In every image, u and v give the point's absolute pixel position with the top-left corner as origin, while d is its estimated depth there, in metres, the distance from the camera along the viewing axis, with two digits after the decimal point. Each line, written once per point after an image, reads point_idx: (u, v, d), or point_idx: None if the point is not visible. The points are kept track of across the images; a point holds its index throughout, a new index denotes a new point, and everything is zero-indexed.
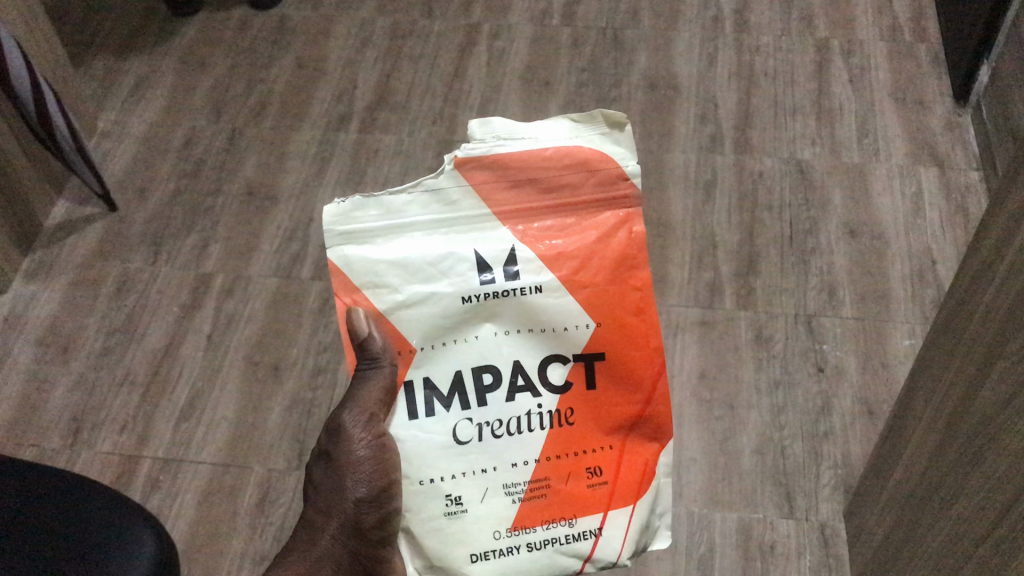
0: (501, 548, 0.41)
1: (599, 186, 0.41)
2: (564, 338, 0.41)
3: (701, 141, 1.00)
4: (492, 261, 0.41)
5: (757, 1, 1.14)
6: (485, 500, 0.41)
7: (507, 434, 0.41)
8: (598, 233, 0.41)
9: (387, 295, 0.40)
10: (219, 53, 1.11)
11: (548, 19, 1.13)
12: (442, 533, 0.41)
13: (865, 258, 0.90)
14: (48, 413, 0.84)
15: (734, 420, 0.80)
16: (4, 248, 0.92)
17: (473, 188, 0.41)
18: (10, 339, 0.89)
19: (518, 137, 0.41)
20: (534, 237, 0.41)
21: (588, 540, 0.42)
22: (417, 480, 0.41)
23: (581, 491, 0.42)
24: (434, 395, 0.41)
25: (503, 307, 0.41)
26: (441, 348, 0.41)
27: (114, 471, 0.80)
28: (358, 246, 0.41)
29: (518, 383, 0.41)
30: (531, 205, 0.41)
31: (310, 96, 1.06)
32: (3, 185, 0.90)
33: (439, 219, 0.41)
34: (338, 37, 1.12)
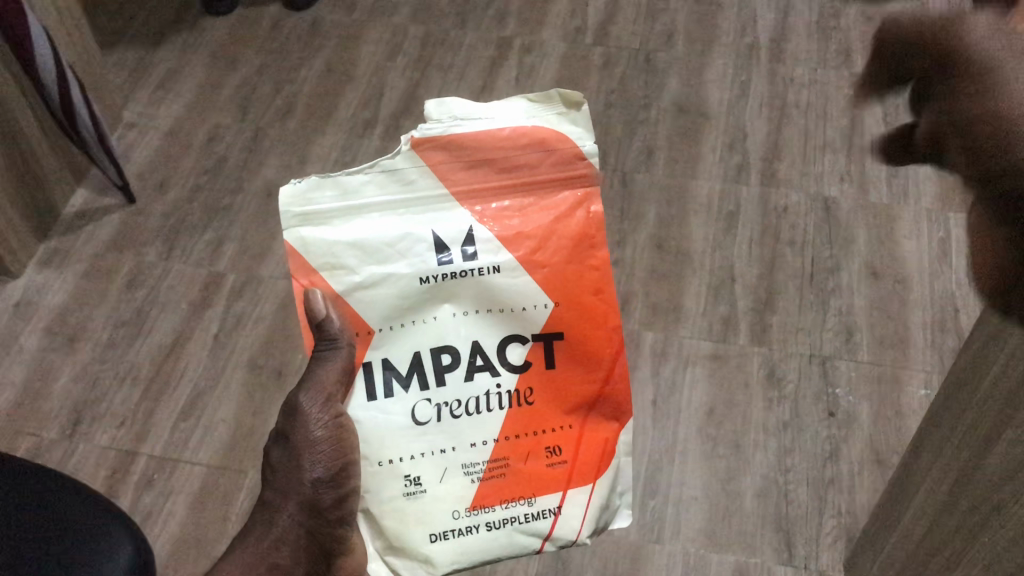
0: (461, 529, 0.41)
1: (555, 166, 0.41)
2: (523, 318, 0.41)
3: (727, 170, 0.98)
4: (450, 240, 0.41)
5: (794, 31, 1.12)
6: (443, 481, 0.40)
7: (467, 414, 0.41)
8: (556, 213, 0.41)
9: (343, 276, 0.40)
10: (250, 51, 1.11)
11: (582, 37, 1.12)
12: (403, 514, 0.40)
13: (887, 301, 0.88)
14: (50, 403, 0.84)
15: (739, 460, 0.78)
16: (20, 234, 0.92)
17: (429, 169, 0.41)
18: (20, 326, 0.89)
19: (472, 116, 0.41)
20: (493, 219, 0.41)
21: (547, 520, 0.41)
22: (376, 461, 0.40)
23: (541, 470, 0.41)
24: (392, 373, 0.41)
25: (459, 288, 0.41)
26: (401, 330, 0.41)
27: (110, 466, 0.80)
28: (316, 223, 0.40)
29: (477, 363, 0.41)
30: (489, 183, 0.41)
31: (337, 100, 1.05)
32: (22, 172, 0.90)
33: (398, 198, 0.40)
34: (369, 42, 1.12)
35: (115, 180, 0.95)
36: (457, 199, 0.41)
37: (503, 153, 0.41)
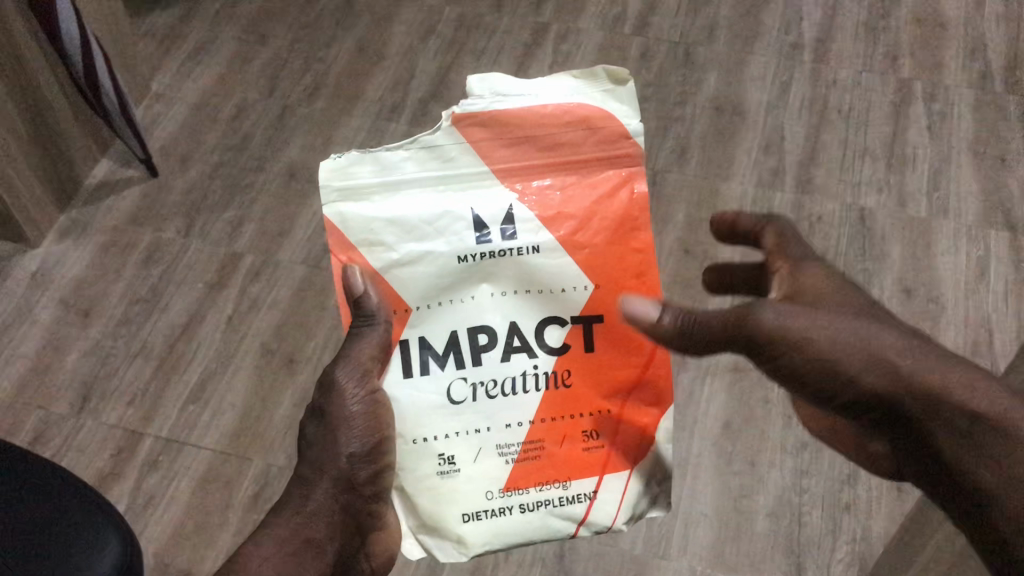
0: (493, 510, 0.41)
1: (599, 145, 0.42)
2: (562, 300, 0.42)
3: (762, 174, 0.95)
4: (491, 221, 0.42)
5: (841, 30, 1.08)
6: (477, 461, 0.42)
7: (502, 395, 0.42)
8: (602, 194, 0.42)
9: (381, 253, 0.41)
10: (282, 26, 1.09)
11: (620, 26, 1.09)
12: (436, 493, 0.41)
13: (917, 321, 0.85)
14: (61, 377, 0.83)
15: (753, 477, 0.76)
16: (40, 202, 0.91)
17: (470, 146, 0.42)
18: (35, 296, 0.88)
19: (517, 94, 0.42)
20: (538, 202, 0.42)
21: (581, 504, 0.42)
22: (411, 438, 0.41)
23: (576, 454, 0.42)
24: (428, 354, 0.42)
25: (498, 270, 0.42)
26: (438, 308, 0.42)
27: (116, 445, 0.80)
28: (357, 202, 0.41)
29: (514, 343, 0.42)
30: (531, 162, 0.42)
31: (366, 81, 1.04)
32: (44, 140, 0.89)
33: (439, 176, 0.42)
34: (403, 23, 1.10)
35: (138, 153, 0.94)
36: (496, 175, 0.42)
37: (549, 129, 0.42)
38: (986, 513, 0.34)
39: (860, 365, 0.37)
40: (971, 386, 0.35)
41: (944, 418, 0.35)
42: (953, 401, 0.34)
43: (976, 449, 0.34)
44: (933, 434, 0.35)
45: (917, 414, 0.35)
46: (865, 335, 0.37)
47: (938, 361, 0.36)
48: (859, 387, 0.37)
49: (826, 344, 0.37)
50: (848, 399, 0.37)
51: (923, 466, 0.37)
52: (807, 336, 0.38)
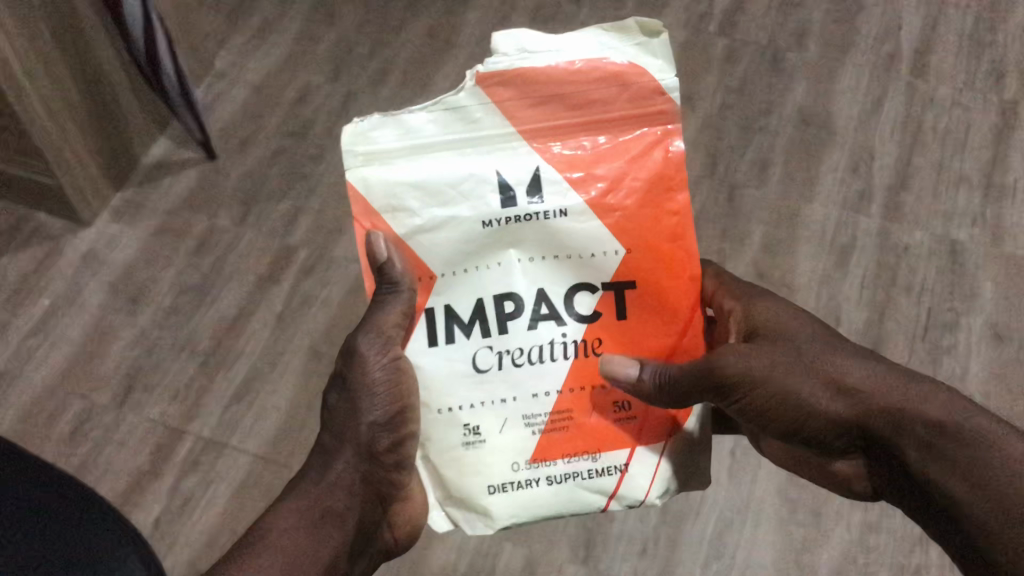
0: (520, 481, 0.45)
1: (631, 101, 0.46)
2: (590, 264, 0.46)
3: (847, 197, 0.90)
4: (517, 186, 0.45)
5: (943, 42, 1.01)
6: (502, 431, 0.46)
7: (528, 363, 0.46)
8: (636, 157, 0.46)
9: (404, 219, 0.45)
10: (351, 5, 1.05)
11: (705, 24, 1.02)
12: (460, 462, 0.46)
13: (1006, 369, 0.80)
14: (105, 366, 0.82)
15: (817, 530, 0.72)
16: (95, 182, 0.89)
17: (496, 107, 0.45)
18: (85, 279, 0.86)
19: (551, 51, 0.45)
20: (570, 166, 0.46)
21: (612, 476, 0.46)
22: (436, 408, 0.46)
23: (602, 425, 0.47)
24: (456, 322, 0.46)
25: (524, 234, 0.46)
26: (465, 274, 0.46)
27: (156, 442, 0.78)
28: (381, 169, 0.45)
29: (542, 312, 0.46)
30: (563, 121, 0.46)
31: (436, 70, 0.99)
32: (101, 118, 0.87)
33: (466, 143, 0.45)
34: (477, 9, 1.05)
35: (195, 134, 0.91)
36: (523, 138, 0.46)
37: (580, 88, 0.45)
38: (960, 515, 0.38)
39: (822, 392, 0.42)
40: (857, 375, 0.42)
41: (905, 431, 0.40)
42: (906, 414, 0.40)
43: (940, 455, 0.38)
44: (896, 447, 0.40)
45: (881, 431, 0.40)
46: (819, 363, 0.43)
47: (889, 379, 0.41)
48: (829, 412, 0.42)
49: (787, 378, 0.43)
50: (815, 429, 0.42)
51: (902, 482, 0.42)
52: (767, 367, 0.43)
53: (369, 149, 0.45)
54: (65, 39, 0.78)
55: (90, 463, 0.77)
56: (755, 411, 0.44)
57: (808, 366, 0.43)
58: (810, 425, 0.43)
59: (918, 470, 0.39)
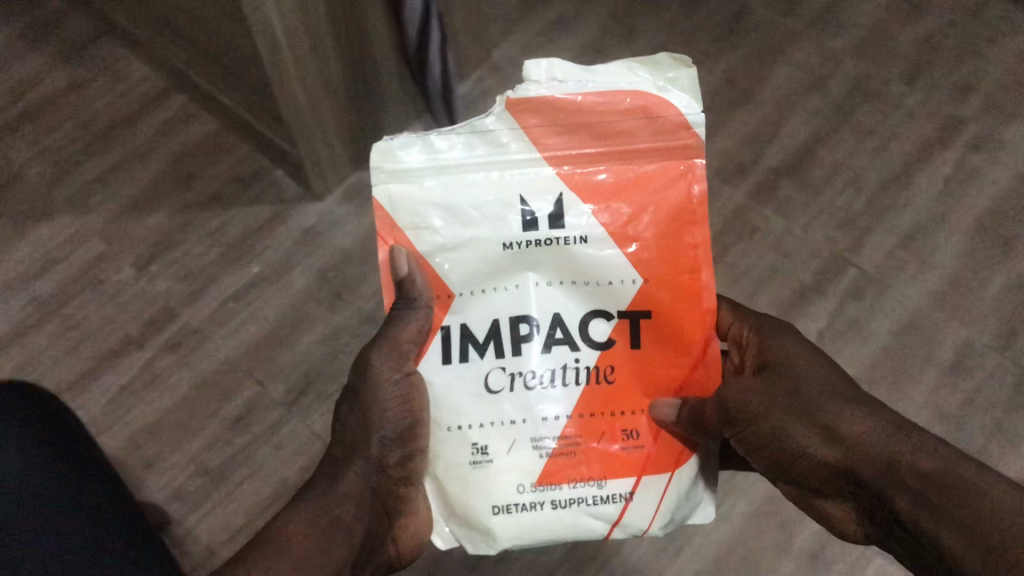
0: (525, 504, 0.43)
1: (657, 133, 0.46)
2: (608, 292, 0.46)
3: None
4: (543, 213, 0.45)
5: None
6: (510, 453, 0.44)
7: (540, 386, 0.45)
8: (661, 187, 0.46)
9: (428, 236, 0.45)
10: (655, 22, 0.94)
11: None
12: (466, 482, 0.44)
13: None
14: (290, 358, 0.79)
15: None
16: (336, 158, 0.85)
17: (525, 133, 0.45)
18: (297, 256, 0.84)
19: (578, 83, 0.45)
20: (599, 198, 0.46)
21: (615, 504, 0.44)
22: (445, 425, 0.44)
23: (613, 451, 0.45)
24: (469, 340, 0.45)
25: (541, 259, 0.46)
26: (485, 294, 0.45)
27: (309, 458, 0.76)
28: (407, 187, 0.45)
29: (556, 335, 0.45)
30: (587, 151, 0.46)
31: (722, 126, 0.88)
32: (359, 101, 0.82)
33: (496, 166, 0.46)
34: (791, 63, 0.91)
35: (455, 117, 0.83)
36: (549, 164, 0.46)
37: (607, 118, 0.45)
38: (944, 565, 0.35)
39: (814, 435, 0.41)
40: (860, 425, 0.40)
41: (891, 479, 0.37)
42: (890, 460, 0.37)
43: (927, 503, 0.36)
44: (882, 490, 0.37)
45: (869, 477, 0.38)
46: (817, 408, 0.41)
47: (882, 431, 0.39)
48: (818, 456, 0.41)
49: (786, 418, 0.42)
50: (808, 471, 0.41)
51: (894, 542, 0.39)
52: (766, 404, 0.43)
53: (397, 168, 0.46)
54: (342, 23, 0.73)
55: (243, 457, 0.76)
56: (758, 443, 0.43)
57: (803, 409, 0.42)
58: (803, 467, 0.41)
59: (902, 517, 0.37)
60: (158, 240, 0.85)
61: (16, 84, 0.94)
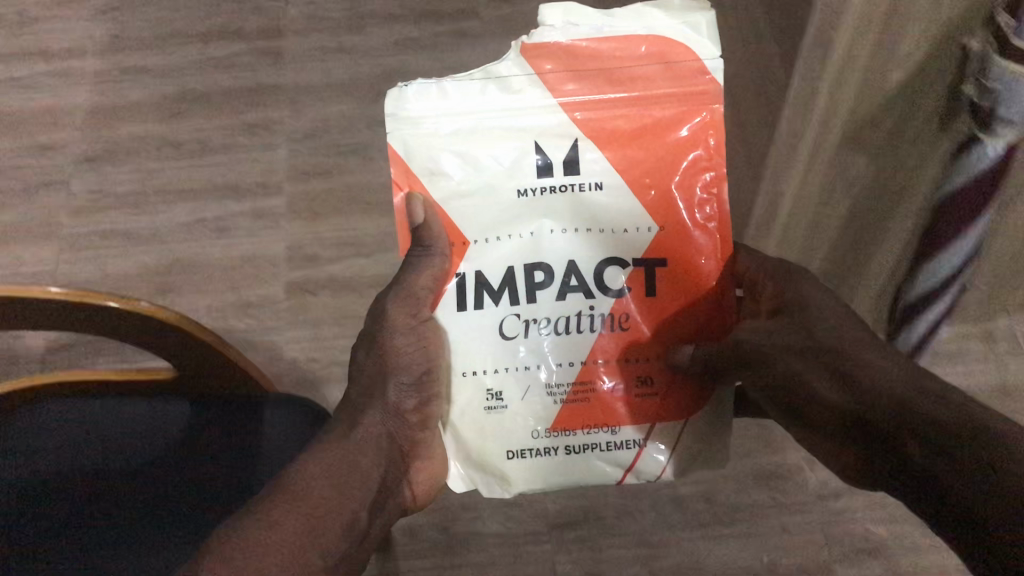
0: (539, 449, 0.43)
1: (677, 78, 0.41)
2: (626, 239, 0.42)
3: None
4: (559, 158, 0.42)
5: None
6: (523, 399, 0.42)
7: (552, 333, 0.43)
8: (679, 135, 0.42)
9: (442, 182, 0.42)
10: None
11: None
12: (482, 431, 0.43)
13: None
14: None
15: None
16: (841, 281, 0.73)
17: (538, 77, 0.42)
18: None
19: (593, 26, 0.42)
20: (619, 145, 0.42)
21: (629, 452, 0.43)
22: (459, 371, 0.43)
23: (629, 403, 0.43)
24: (484, 288, 0.43)
25: (558, 206, 0.42)
26: (495, 241, 0.42)
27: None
28: (418, 132, 0.42)
29: (571, 282, 0.42)
30: (605, 96, 0.42)
31: None
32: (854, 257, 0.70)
33: (512, 113, 0.42)
34: None
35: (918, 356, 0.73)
36: (563, 109, 0.42)
37: (625, 63, 0.42)
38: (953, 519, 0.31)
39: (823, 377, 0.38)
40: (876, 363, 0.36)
41: (904, 426, 0.33)
42: (907, 402, 0.34)
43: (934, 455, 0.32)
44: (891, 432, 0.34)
45: (884, 426, 0.34)
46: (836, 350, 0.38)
47: (900, 372, 0.36)
48: (828, 401, 0.37)
49: (799, 363, 0.39)
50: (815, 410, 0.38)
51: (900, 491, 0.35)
52: (782, 348, 0.40)
53: (402, 115, 0.42)
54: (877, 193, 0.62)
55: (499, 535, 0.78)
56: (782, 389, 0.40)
57: (826, 353, 0.38)
58: (813, 415, 0.39)
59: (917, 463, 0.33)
60: None
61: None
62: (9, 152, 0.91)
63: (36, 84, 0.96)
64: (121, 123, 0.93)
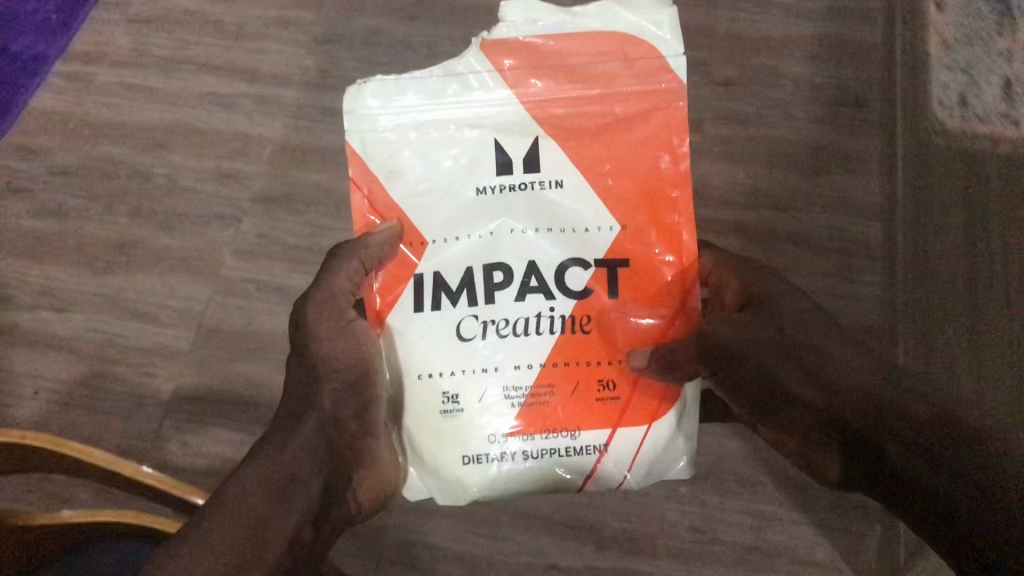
0: (492, 455, 0.44)
1: (636, 73, 0.46)
2: (585, 239, 0.46)
3: None
4: (518, 158, 0.46)
5: None
6: (482, 400, 0.45)
7: (511, 334, 0.45)
8: (642, 133, 0.46)
9: (402, 180, 0.47)
10: None
11: None
12: (439, 431, 0.45)
13: None
14: None
15: None
16: None
17: (498, 73, 0.46)
18: None
19: (552, 23, 0.47)
20: (581, 145, 0.46)
21: (590, 456, 0.45)
22: (417, 373, 0.45)
23: (589, 403, 0.45)
24: (441, 289, 0.46)
25: (518, 204, 0.46)
26: (453, 242, 0.46)
27: None
28: (371, 129, 0.47)
29: (530, 283, 0.46)
30: (568, 92, 0.46)
31: None
32: None
33: (467, 106, 0.46)
34: None
35: None
36: (520, 103, 0.46)
37: (583, 63, 0.46)
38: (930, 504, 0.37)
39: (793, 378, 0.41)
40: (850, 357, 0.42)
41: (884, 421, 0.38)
42: (900, 406, 0.39)
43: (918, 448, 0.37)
44: (879, 449, 0.38)
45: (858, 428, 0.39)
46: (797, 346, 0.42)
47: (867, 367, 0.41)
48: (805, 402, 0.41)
49: (768, 357, 0.42)
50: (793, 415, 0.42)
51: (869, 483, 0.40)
52: (753, 342, 0.43)
53: (360, 112, 0.47)
54: None
55: None
56: (748, 379, 0.43)
57: (784, 346, 0.42)
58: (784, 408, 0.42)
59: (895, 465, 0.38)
60: (716, 465, 0.73)
61: (808, 246, 0.85)
62: (193, 174, 0.89)
63: (236, 104, 0.91)
64: (307, 165, 0.87)
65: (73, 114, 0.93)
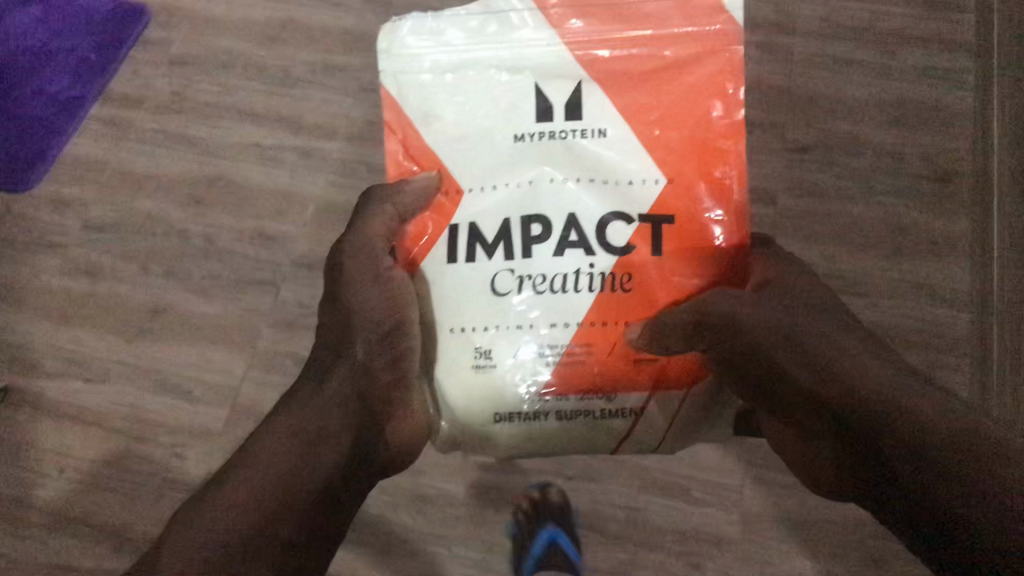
0: (528, 414, 0.46)
1: (687, 15, 0.46)
2: (625, 191, 0.46)
3: None
4: (560, 103, 0.47)
5: None
6: (515, 353, 0.46)
7: (548, 289, 0.46)
8: (699, 75, 0.46)
9: (438, 126, 0.48)
10: None
11: None
12: (469, 384, 0.46)
13: None
14: None
15: None
16: None
17: (541, 13, 0.48)
18: None
19: None
20: (625, 91, 0.47)
21: (625, 417, 0.46)
22: (451, 326, 0.47)
23: (622, 360, 0.46)
24: (477, 241, 0.47)
25: (557, 153, 0.47)
26: (491, 191, 0.47)
27: None
28: (406, 68, 0.48)
29: (570, 237, 0.46)
30: (626, 36, 0.47)
31: None
32: None
33: (508, 45, 0.47)
34: None
35: None
36: (567, 47, 0.47)
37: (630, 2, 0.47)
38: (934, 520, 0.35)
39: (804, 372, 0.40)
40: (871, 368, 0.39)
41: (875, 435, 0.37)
42: (919, 419, 0.37)
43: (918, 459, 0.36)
44: (885, 464, 0.37)
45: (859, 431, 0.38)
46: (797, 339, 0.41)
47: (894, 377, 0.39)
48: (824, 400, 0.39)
49: (778, 350, 0.41)
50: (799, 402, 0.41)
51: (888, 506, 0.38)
52: (762, 335, 0.42)
53: (395, 51, 0.49)
54: None
55: None
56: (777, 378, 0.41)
57: (790, 331, 0.42)
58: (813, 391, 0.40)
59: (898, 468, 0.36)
60: None
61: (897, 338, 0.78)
62: (230, 234, 0.84)
63: (277, 157, 0.85)
64: None
65: (109, 164, 0.88)
